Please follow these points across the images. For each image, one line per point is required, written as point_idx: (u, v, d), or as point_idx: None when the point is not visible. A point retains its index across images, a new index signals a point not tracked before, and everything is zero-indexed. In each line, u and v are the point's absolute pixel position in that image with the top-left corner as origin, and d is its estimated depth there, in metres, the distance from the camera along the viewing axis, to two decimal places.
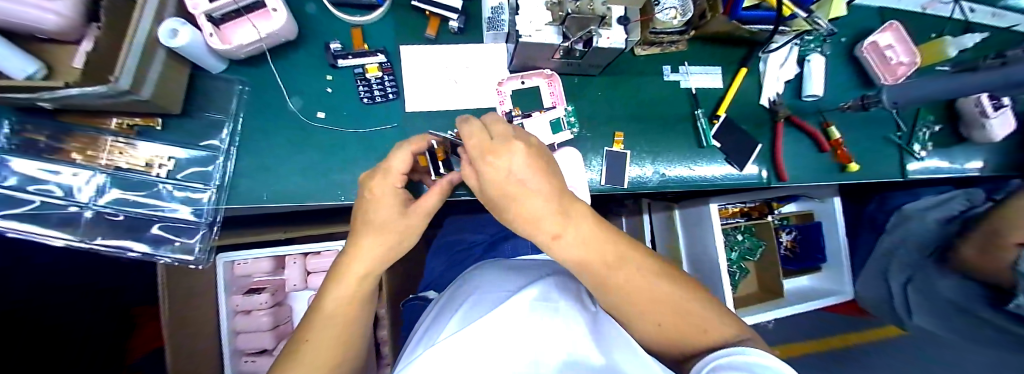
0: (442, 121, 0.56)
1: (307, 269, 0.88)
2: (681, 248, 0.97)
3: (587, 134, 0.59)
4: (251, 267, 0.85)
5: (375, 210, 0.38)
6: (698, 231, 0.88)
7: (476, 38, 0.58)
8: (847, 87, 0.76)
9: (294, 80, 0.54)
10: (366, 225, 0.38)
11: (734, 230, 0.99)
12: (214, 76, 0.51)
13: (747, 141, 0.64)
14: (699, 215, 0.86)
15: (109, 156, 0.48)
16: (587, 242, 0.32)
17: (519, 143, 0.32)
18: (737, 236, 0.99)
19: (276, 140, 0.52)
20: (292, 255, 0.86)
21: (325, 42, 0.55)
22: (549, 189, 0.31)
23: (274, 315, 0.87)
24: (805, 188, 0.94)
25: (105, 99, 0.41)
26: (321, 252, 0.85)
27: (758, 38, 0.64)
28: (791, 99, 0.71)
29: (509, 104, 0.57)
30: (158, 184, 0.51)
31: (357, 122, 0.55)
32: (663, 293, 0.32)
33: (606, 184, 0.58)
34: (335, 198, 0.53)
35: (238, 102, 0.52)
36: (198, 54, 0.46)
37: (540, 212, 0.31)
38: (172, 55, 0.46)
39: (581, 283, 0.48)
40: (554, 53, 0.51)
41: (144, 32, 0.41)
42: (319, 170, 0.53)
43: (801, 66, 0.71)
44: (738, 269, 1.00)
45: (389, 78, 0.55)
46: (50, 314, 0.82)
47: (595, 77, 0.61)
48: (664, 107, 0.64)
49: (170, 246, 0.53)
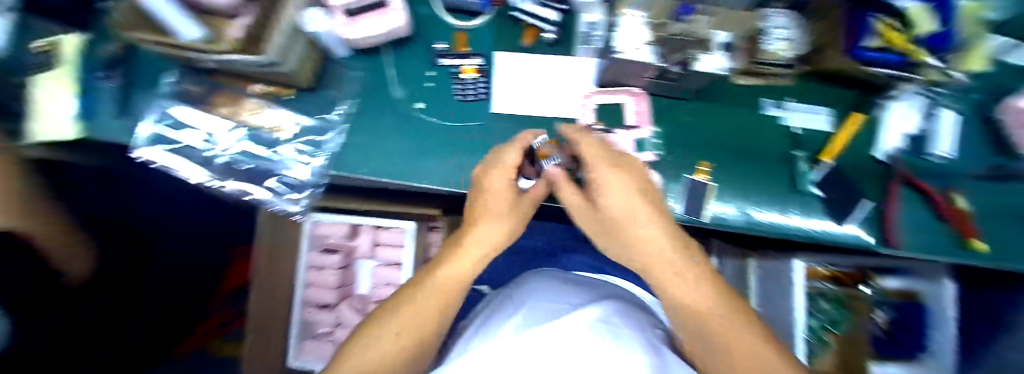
0: (519, 124, 0.59)
1: (376, 240, 0.97)
2: (749, 296, 0.90)
3: (672, 159, 0.57)
4: (329, 230, 0.94)
5: (495, 200, 0.42)
6: (775, 287, 0.80)
7: (568, 50, 0.60)
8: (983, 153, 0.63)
9: (404, 71, 0.59)
10: (486, 213, 0.42)
11: (818, 295, 0.89)
12: (336, 60, 0.59)
13: (851, 196, 0.57)
14: (778, 270, 0.79)
15: (247, 116, 0.57)
16: (698, 287, 0.37)
17: (628, 173, 0.41)
18: (821, 303, 0.89)
19: (385, 122, 0.58)
20: (365, 226, 0.95)
21: (429, 41, 0.60)
22: (657, 217, 0.39)
23: (340, 276, 0.96)
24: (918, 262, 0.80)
25: (254, 66, 0.49)
26: (388, 228, 0.94)
27: (879, 83, 0.58)
28: (911, 157, 0.62)
29: (591, 117, 0.57)
30: (277, 145, 0.59)
31: (448, 116, 0.59)
32: (768, 354, 0.33)
33: (686, 214, 0.55)
34: (418, 181, 0.56)
35: (356, 85, 0.59)
36: (329, 38, 0.54)
37: (653, 236, 0.38)
38: (312, 40, 0.54)
39: (647, 319, 0.45)
40: (648, 73, 0.51)
41: (294, 18, 0.49)
42: (411, 154, 0.57)
43: (927, 121, 0.62)
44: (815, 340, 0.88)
45: (482, 80, 0.58)
46: (128, 262, 0.80)
47: (688, 102, 0.59)
48: (760, 143, 0.60)
49: (280, 198, 0.61)
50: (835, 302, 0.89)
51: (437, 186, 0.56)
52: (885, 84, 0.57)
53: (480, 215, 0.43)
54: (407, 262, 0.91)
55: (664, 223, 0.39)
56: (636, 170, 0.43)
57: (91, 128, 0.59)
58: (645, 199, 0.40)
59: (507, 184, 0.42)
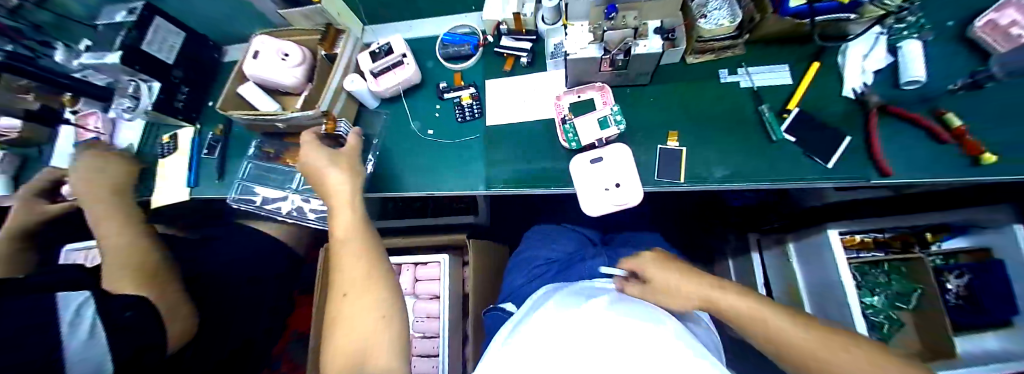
0: (509, 132, 0.70)
1: (416, 277, 1.03)
2: (798, 283, 0.89)
3: (640, 135, 0.66)
4: None
5: (337, 227, 0.58)
6: (815, 262, 0.80)
7: (542, 67, 0.73)
8: (943, 72, 0.62)
9: (418, 107, 0.76)
10: (344, 247, 0.57)
11: (871, 267, 0.88)
12: (372, 110, 0.77)
13: (831, 137, 0.58)
14: (811, 247, 0.81)
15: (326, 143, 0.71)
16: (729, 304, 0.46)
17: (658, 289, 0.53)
18: (879, 277, 0.86)
19: (406, 148, 0.73)
20: (406, 264, 1.02)
21: (436, 83, 0.76)
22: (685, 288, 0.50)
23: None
24: (967, 211, 0.76)
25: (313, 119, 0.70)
26: (427, 264, 1.00)
27: (830, 32, 0.63)
28: (887, 89, 0.62)
29: (566, 111, 0.68)
30: None
31: (451, 135, 0.72)
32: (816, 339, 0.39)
33: (661, 178, 0.62)
34: (432, 188, 0.69)
35: (382, 125, 0.76)
36: (364, 95, 0.72)
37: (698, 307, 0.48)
38: (350, 95, 0.73)
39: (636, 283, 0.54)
40: (602, 66, 0.63)
41: (338, 81, 0.69)
42: (428, 170, 0.71)
43: (894, 54, 0.63)
44: (885, 320, 0.84)
45: (477, 104, 0.72)
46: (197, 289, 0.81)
47: (649, 86, 0.69)
48: (726, 109, 0.65)
49: None
50: (894, 275, 0.85)
51: (446, 190, 0.69)
52: (835, 34, 0.63)
53: (340, 231, 0.58)
54: (444, 293, 0.94)
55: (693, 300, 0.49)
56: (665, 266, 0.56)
57: (198, 191, 0.81)
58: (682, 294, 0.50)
59: (338, 226, 0.59)
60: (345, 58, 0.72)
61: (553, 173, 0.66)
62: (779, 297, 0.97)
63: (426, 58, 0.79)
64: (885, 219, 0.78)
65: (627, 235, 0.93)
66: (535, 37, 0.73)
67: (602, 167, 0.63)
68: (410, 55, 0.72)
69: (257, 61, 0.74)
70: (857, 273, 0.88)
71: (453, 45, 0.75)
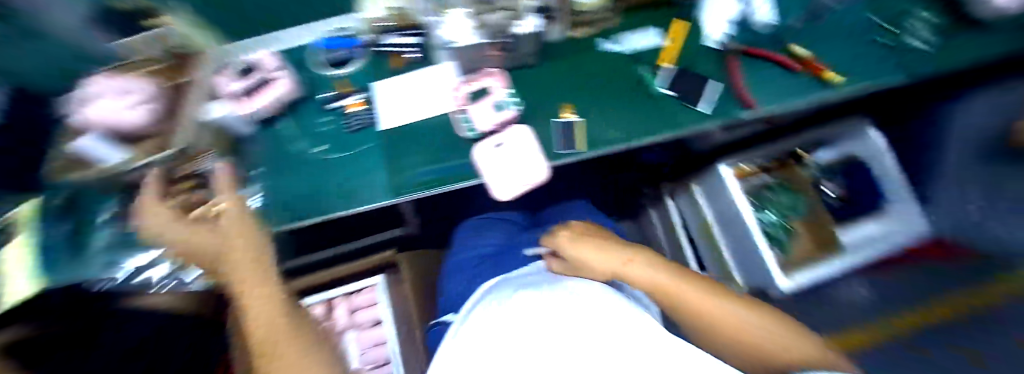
0: (406, 135, 0.66)
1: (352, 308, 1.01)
2: (707, 216, 1.04)
3: (539, 113, 0.66)
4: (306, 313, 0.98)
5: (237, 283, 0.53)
6: (718, 194, 0.97)
7: (433, 60, 0.70)
8: (786, 11, 0.71)
9: (306, 126, 0.69)
10: (246, 304, 0.52)
11: (765, 189, 1.05)
12: (252, 137, 0.69)
13: (701, 85, 0.64)
14: (712, 180, 0.98)
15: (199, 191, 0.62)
16: (649, 268, 0.53)
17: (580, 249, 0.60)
18: (772, 195, 1.04)
19: (297, 172, 0.66)
20: (338, 297, 1.01)
21: (321, 95, 0.71)
22: (606, 251, 0.58)
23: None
24: (813, 131, 0.96)
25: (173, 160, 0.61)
26: (361, 290, 1.01)
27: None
28: (743, 34, 0.70)
29: (463, 99, 0.65)
30: None
31: (344, 149, 0.67)
32: (745, 322, 0.45)
33: (565, 150, 0.63)
34: (330, 210, 0.62)
35: (266, 152, 0.68)
36: (237, 119, 0.65)
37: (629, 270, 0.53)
38: (222, 124, 0.64)
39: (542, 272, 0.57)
40: (488, 50, 0.62)
41: (199, 111, 0.63)
42: (324, 190, 0.64)
43: None
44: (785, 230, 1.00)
45: (368, 110, 0.68)
46: None
47: (539, 64, 0.69)
48: (610, 74, 0.69)
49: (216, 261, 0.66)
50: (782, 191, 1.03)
51: (347, 209, 0.62)
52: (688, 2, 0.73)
53: (239, 287, 0.53)
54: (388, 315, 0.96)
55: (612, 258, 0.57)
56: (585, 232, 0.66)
57: None
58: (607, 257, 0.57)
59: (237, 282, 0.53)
60: (209, 84, 0.64)
61: (460, 165, 0.63)
62: (695, 233, 1.11)
63: (307, 71, 0.73)
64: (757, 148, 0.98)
65: (552, 211, 0.96)
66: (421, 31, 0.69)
67: (506, 150, 0.62)
68: (287, 71, 0.67)
69: (84, 104, 0.61)
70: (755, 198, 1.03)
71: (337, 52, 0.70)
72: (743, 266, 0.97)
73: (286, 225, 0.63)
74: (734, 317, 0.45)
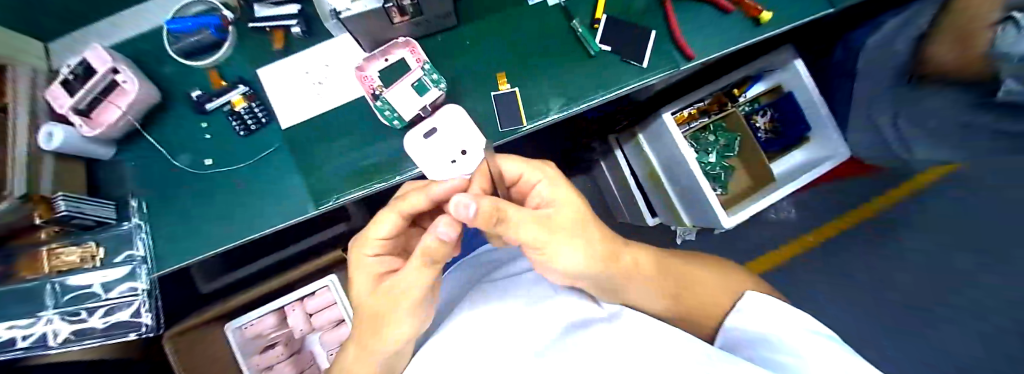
0: (314, 132, 0.55)
1: (309, 312, 0.96)
2: (654, 163, 1.05)
3: (471, 86, 0.59)
4: (258, 327, 0.92)
5: None
6: (661, 143, 0.96)
7: (325, 34, 0.57)
8: None
9: (175, 136, 0.55)
10: None
11: (703, 131, 1.11)
12: (110, 161, 0.54)
13: (637, 38, 0.60)
14: (658, 130, 0.94)
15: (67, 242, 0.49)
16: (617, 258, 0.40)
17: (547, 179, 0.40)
18: (709, 137, 1.11)
19: (185, 197, 0.54)
20: (290, 304, 0.94)
21: (187, 93, 0.55)
22: (581, 219, 0.38)
23: (294, 363, 0.96)
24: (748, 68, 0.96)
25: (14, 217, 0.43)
26: (315, 293, 0.94)
27: None
28: None
29: (375, 82, 0.54)
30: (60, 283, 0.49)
31: (235, 158, 0.54)
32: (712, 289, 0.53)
33: (505, 128, 0.58)
34: (248, 233, 0.53)
35: (134, 179, 0.54)
36: (81, 145, 0.48)
37: (601, 241, 0.39)
38: (60, 156, 0.47)
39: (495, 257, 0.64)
40: (392, 17, 0.50)
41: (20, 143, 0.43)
42: (229, 212, 0.53)
43: None
44: (722, 169, 1.11)
45: (257, 105, 0.54)
46: None
47: (458, 28, 0.59)
48: (542, 32, 0.61)
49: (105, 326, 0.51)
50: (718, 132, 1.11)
51: (267, 228, 0.53)
52: None
53: None
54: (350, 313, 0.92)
55: (587, 231, 0.38)
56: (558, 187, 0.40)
57: None
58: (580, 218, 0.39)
59: None
60: (24, 103, 0.46)
61: (385, 159, 0.55)
62: (644, 180, 1.14)
63: (159, 63, 0.56)
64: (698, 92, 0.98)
65: None
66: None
67: (437, 139, 0.54)
68: (125, 68, 0.49)
69: None
70: (693, 141, 1.11)
71: (189, 34, 0.53)
72: (690, 208, 1.02)
73: (190, 260, 0.53)
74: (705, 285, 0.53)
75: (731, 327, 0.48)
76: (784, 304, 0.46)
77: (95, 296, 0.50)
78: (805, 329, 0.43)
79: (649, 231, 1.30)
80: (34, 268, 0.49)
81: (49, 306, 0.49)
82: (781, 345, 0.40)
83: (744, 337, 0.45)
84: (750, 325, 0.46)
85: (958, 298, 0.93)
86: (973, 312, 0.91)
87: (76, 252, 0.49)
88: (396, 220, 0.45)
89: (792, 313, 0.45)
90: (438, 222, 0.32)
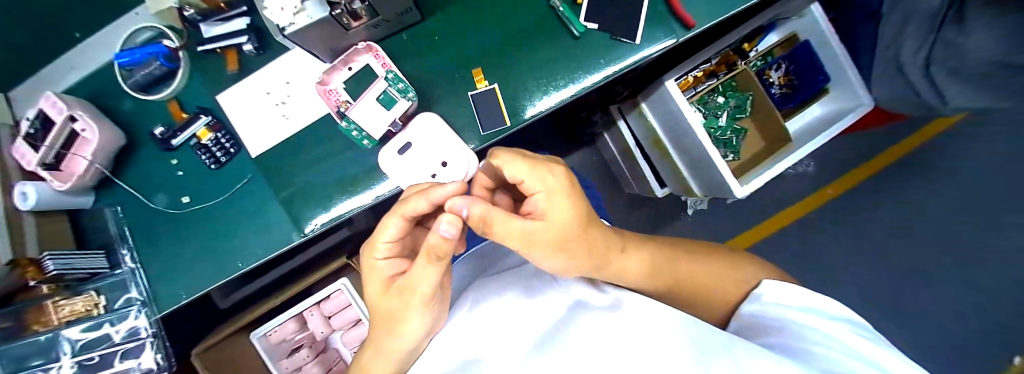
0: (284, 158, 0.52)
1: (327, 314, 0.99)
2: (658, 132, 0.98)
3: (447, 87, 0.54)
4: (282, 332, 0.95)
5: None
6: (667, 113, 0.88)
7: (279, 48, 0.52)
8: None
9: (152, 175, 0.53)
10: None
11: (711, 93, 1.02)
12: (90, 209, 0.52)
13: (627, 10, 0.53)
14: (662, 97, 0.86)
15: (61, 296, 0.48)
16: (599, 260, 0.36)
17: (557, 167, 0.34)
18: (718, 99, 1.03)
19: (171, 237, 0.53)
20: (308, 309, 0.97)
21: (151, 130, 0.53)
22: (567, 238, 0.33)
23: (320, 363, 0.98)
24: (760, 19, 0.85)
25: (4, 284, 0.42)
26: (330, 296, 0.96)
27: None
28: None
29: (342, 98, 0.51)
30: (65, 338, 0.48)
31: (213, 192, 0.53)
32: (726, 275, 0.46)
33: (488, 130, 0.53)
34: (236, 268, 0.52)
35: (117, 223, 0.53)
36: (56, 200, 0.47)
37: (586, 251, 0.34)
38: (38, 214, 0.46)
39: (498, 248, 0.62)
40: (346, 23, 0.45)
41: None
42: (214, 248, 0.53)
43: None
44: (732, 133, 1.04)
45: (223, 135, 0.51)
46: None
47: (425, 22, 0.53)
48: (520, 15, 0.54)
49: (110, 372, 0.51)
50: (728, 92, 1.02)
51: (254, 261, 0.52)
52: None
53: None
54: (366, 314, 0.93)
55: (570, 242, 0.34)
56: (573, 185, 0.34)
57: None
58: (571, 233, 0.34)
59: None
60: None
61: (365, 178, 0.52)
62: (650, 152, 1.07)
63: (120, 98, 0.53)
64: (702, 54, 0.89)
65: None
66: (246, 8, 0.50)
67: (414, 154, 0.51)
68: (81, 115, 0.46)
69: None
70: (700, 106, 1.03)
71: (140, 66, 0.50)
72: (701, 179, 0.96)
73: (183, 299, 0.53)
74: (715, 275, 0.46)
75: (747, 312, 0.41)
76: (803, 288, 0.39)
77: (106, 341, 0.50)
78: (823, 313, 0.36)
79: (658, 203, 1.25)
80: (42, 320, 0.47)
81: (66, 352, 0.48)
82: (796, 330, 0.33)
83: (761, 322, 0.38)
84: (766, 309, 0.39)
85: (950, 259, 1.11)
86: (964, 283, 1.10)
87: (78, 303, 0.49)
88: (401, 223, 0.37)
89: (810, 297, 0.38)
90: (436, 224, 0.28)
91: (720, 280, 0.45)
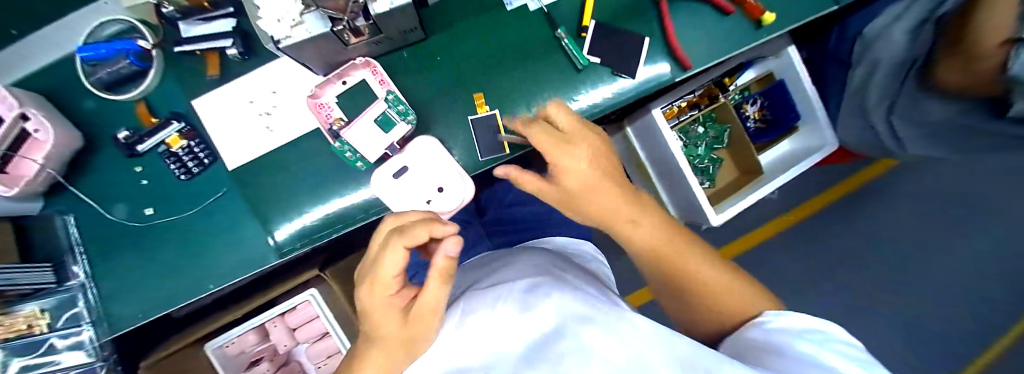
0: (264, 174, 0.48)
1: (292, 326, 0.94)
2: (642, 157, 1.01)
3: (444, 109, 0.53)
4: (241, 343, 0.88)
5: None
6: (652, 139, 0.90)
7: (267, 55, 0.49)
8: None
9: (110, 183, 0.48)
10: None
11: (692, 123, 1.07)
12: (33, 217, 0.47)
13: (628, 48, 0.54)
14: (648, 125, 0.89)
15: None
16: (606, 190, 0.43)
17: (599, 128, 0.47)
18: (698, 129, 1.07)
19: (130, 251, 0.48)
20: (271, 320, 0.90)
21: (113, 133, 0.48)
22: (586, 157, 0.43)
23: None
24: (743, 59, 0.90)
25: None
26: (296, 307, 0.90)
27: None
28: None
29: (334, 114, 0.49)
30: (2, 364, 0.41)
31: (182, 205, 0.48)
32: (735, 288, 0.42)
33: (486, 156, 0.53)
34: (203, 289, 0.48)
35: (66, 235, 0.47)
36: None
37: (595, 177, 0.43)
38: None
39: (483, 265, 0.60)
40: (345, 39, 0.42)
41: None
42: (178, 267, 0.48)
43: None
44: (710, 161, 1.09)
45: (197, 144, 0.47)
46: None
47: (426, 41, 0.52)
48: (523, 42, 0.54)
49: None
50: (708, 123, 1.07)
51: (225, 282, 0.48)
52: None
53: None
54: (333, 327, 0.88)
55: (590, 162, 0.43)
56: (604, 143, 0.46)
57: None
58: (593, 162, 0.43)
59: None
60: None
61: (353, 198, 0.49)
62: (633, 174, 1.10)
63: (82, 94, 0.48)
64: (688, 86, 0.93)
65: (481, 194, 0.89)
66: (233, 9, 0.47)
67: (409, 179, 0.49)
68: (35, 114, 0.41)
69: None
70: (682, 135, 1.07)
71: (107, 63, 0.45)
72: (680, 205, 1.00)
73: (136, 322, 0.48)
74: (726, 284, 0.43)
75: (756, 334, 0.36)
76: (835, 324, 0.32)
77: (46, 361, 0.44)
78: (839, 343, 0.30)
79: None
80: None
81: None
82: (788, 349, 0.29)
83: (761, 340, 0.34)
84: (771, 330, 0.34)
85: None
86: None
87: (18, 320, 0.42)
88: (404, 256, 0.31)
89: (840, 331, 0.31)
90: (446, 242, 0.29)
91: (729, 291, 0.42)
